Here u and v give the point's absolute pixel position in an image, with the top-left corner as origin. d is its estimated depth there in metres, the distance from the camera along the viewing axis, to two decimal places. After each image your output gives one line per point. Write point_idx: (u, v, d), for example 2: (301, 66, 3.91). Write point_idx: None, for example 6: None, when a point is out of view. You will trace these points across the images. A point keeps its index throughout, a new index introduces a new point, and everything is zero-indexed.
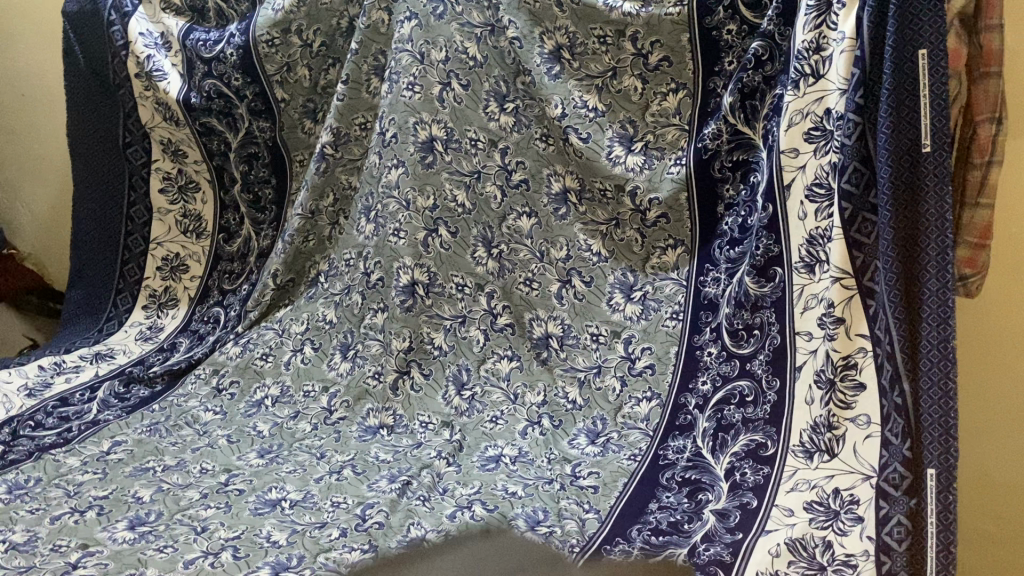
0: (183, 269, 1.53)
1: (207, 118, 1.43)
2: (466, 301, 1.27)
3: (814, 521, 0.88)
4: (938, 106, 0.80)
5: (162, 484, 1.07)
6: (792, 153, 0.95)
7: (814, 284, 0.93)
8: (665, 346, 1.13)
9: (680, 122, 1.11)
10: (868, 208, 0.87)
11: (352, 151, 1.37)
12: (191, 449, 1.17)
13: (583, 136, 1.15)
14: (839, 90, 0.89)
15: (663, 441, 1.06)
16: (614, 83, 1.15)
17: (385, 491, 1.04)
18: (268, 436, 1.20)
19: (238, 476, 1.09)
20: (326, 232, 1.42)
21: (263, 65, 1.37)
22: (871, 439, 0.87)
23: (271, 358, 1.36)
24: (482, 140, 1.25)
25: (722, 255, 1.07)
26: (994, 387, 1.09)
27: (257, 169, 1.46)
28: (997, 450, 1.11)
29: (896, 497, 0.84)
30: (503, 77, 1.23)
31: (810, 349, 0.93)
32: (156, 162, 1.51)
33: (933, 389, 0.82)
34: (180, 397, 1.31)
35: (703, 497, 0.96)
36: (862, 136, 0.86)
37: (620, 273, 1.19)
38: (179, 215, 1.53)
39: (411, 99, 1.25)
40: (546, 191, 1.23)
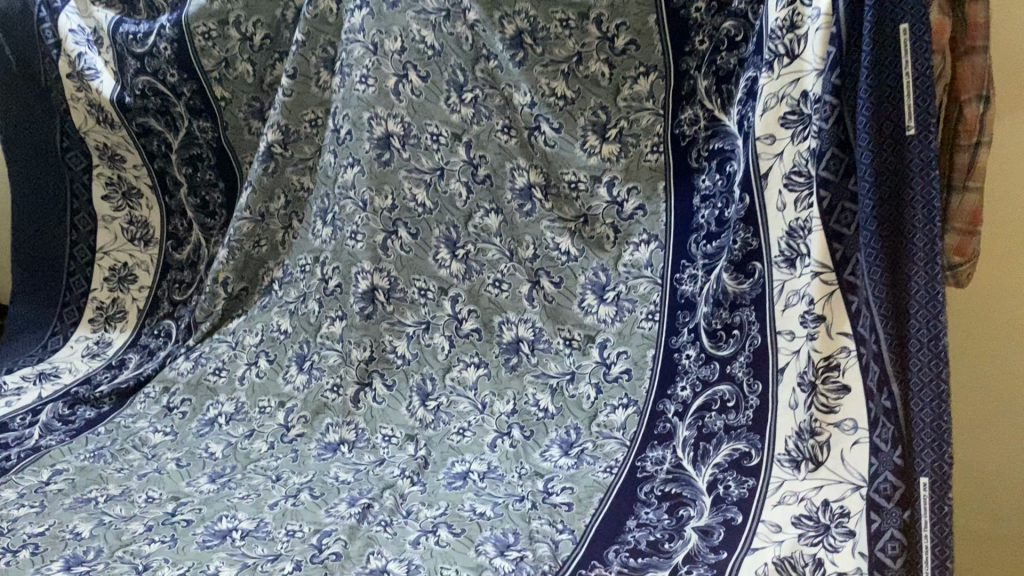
0: (131, 279, 1.45)
1: (145, 118, 1.36)
2: (429, 306, 1.20)
3: (803, 537, 0.82)
4: (922, 84, 0.73)
5: (104, 517, 0.99)
6: (769, 139, 0.87)
7: (795, 280, 0.86)
8: (641, 350, 1.06)
9: (654, 105, 1.04)
10: (848, 196, 0.80)
11: (303, 150, 1.31)
12: (138, 475, 1.09)
13: (556, 126, 1.09)
14: (814, 70, 0.82)
15: (641, 451, 0.99)
16: (580, 69, 1.07)
17: (344, 516, 0.97)
18: (221, 457, 1.12)
19: (186, 505, 1.01)
20: (278, 237, 1.36)
21: (199, 59, 1.31)
22: (858, 446, 0.81)
23: (224, 372, 1.29)
24: (444, 134, 1.17)
25: (698, 249, 1.00)
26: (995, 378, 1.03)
27: (202, 171, 1.39)
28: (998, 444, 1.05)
29: (888, 510, 0.78)
30: (461, 65, 1.14)
31: (794, 349, 0.86)
32: (97, 168, 1.42)
33: (924, 392, 0.75)
34: (127, 418, 1.22)
35: (685, 513, 0.90)
36: (840, 119, 0.79)
37: (592, 273, 1.11)
38: (125, 223, 1.44)
39: (364, 92, 1.19)
40: (509, 187, 1.15)
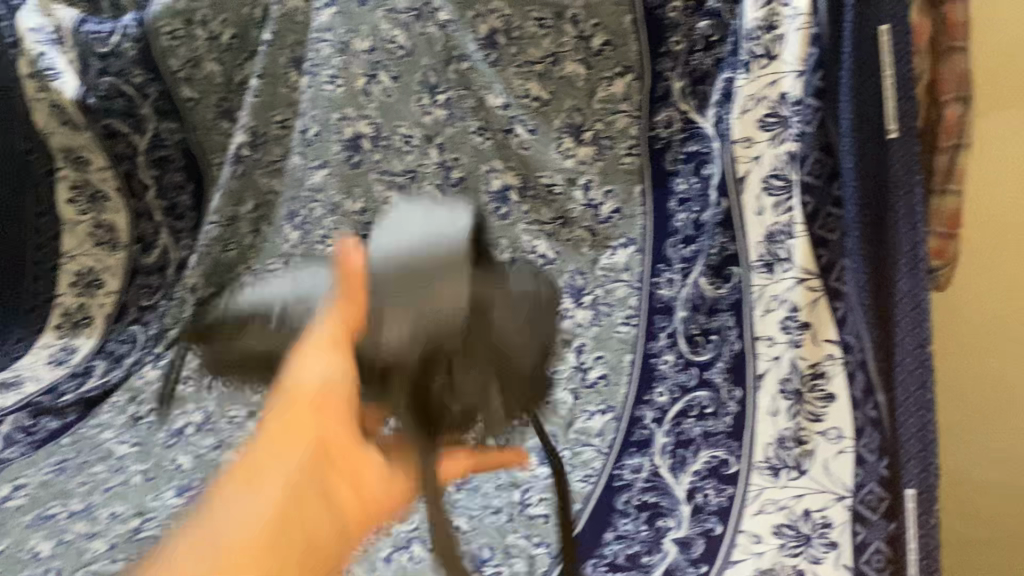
0: (98, 285, 1.35)
1: (110, 120, 1.29)
2: None
3: (784, 548, 0.80)
4: (905, 88, 0.72)
5: (65, 535, 0.97)
6: (746, 143, 0.85)
7: (776, 284, 0.85)
8: (618, 354, 1.01)
9: (630, 108, 1.02)
10: (832, 201, 0.80)
11: (271, 152, 1.26)
12: (102, 489, 1.06)
13: (530, 128, 1.07)
14: (794, 72, 0.80)
15: (619, 459, 0.93)
16: (556, 70, 1.05)
17: None
18: (189, 469, 1.10)
19: (151, 521, 0.99)
20: (245, 240, 1.27)
21: (166, 60, 1.29)
22: (843, 456, 0.81)
23: (193, 382, 1.24)
24: (416, 136, 1.15)
25: (676, 254, 0.98)
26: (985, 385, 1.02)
27: (170, 173, 1.35)
28: (991, 451, 1.04)
29: (874, 521, 0.79)
30: (433, 66, 1.11)
31: (773, 356, 0.85)
32: (60, 171, 1.31)
33: (909, 402, 0.76)
34: (92, 429, 1.19)
35: (663, 524, 0.85)
36: (823, 122, 0.78)
37: (569, 276, 1.08)
38: (91, 226, 1.34)
39: (334, 93, 1.15)
40: (485, 189, 1.12)
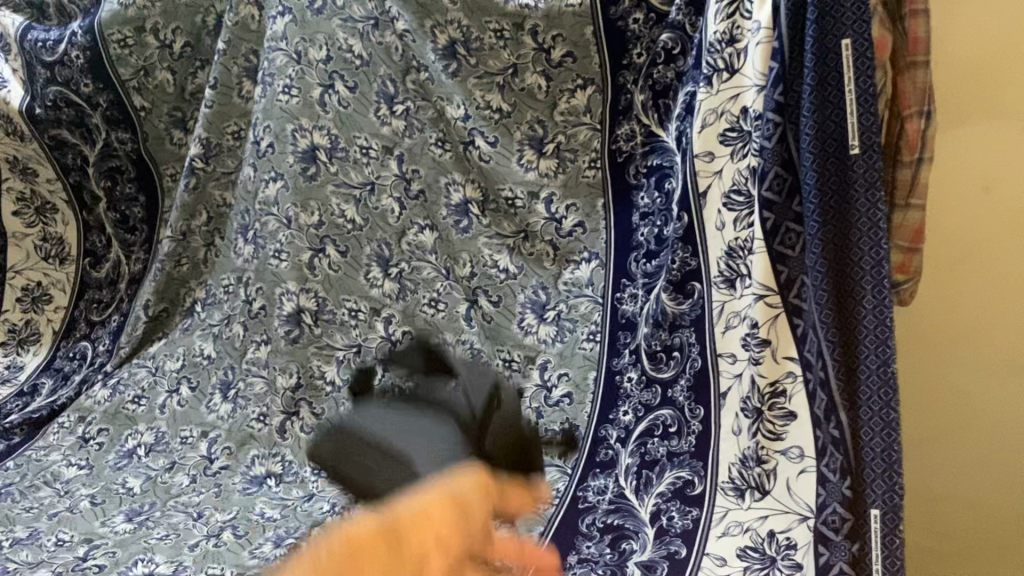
0: (45, 299, 1.33)
1: (57, 130, 1.27)
2: (361, 328, 1.14)
3: (749, 571, 0.80)
4: (866, 102, 0.71)
5: (7, 565, 0.93)
6: (707, 157, 0.84)
7: (736, 301, 0.83)
8: (582, 371, 1.03)
9: (591, 121, 1.00)
10: (791, 217, 0.77)
11: (224, 163, 1.24)
12: (48, 516, 1.02)
13: (490, 140, 1.05)
14: (756, 86, 0.78)
15: (582, 480, 0.95)
16: (516, 82, 1.02)
17: (268, 557, 0.92)
18: (140, 492, 1.07)
19: (98, 548, 0.95)
20: (201, 255, 1.29)
21: (116, 68, 1.24)
22: (805, 475, 0.78)
23: (144, 401, 1.22)
24: (375, 147, 1.12)
25: (638, 269, 0.97)
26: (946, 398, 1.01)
27: (122, 185, 1.31)
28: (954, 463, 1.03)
29: (836, 543, 0.76)
30: (391, 76, 1.09)
31: (735, 374, 0.83)
32: (6, 182, 1.31)
33: (874, 420, 0.74)
34: (39, 451, 1.15)
35: (627, 547, 0.86)
36: (783, 137, 0.75)
37: (531, 292, 1.08)
38: (38, 240, 1.33)
39: (288, 103, 1.12)
40: (445, 202, 1.11)
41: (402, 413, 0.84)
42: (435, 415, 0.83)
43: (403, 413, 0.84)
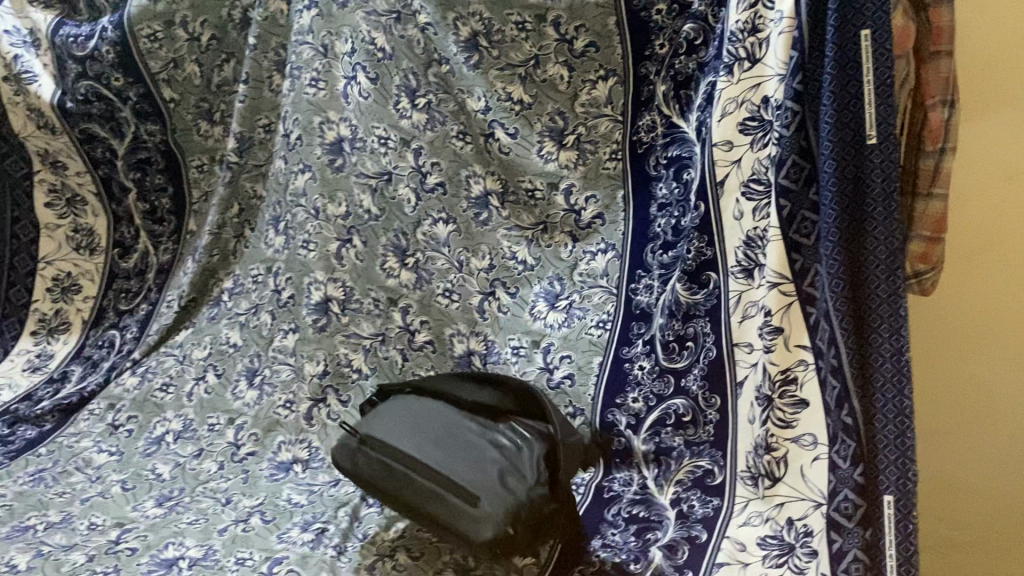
0: (75, 289, 1.37)
1: (88, 124, 1.29)
2: (382, 317, 1.17)
3: (767, 560, 0.80)
4: (884, 92, 0.71)
5: (42, 547, 0.93)
6: (726, 146, 0.84)
7: (753, 291, 0.83)
8: (587, 355, 1.03)
9: (612, 112, 1.01)
10: (808, 205, 0.77)
11: (256, 156, 1.28)
12: (81, 500, 1.04)
13: (511, 132, 1.06)
14: (777, 75, 0.79)
15: (609, 471, 0.97)
16: (538, 73, 1.04)
17: (297, 542, 0.94)
18: (169, 478, 1.09)
19: (131, 532, 0.97)
20: (231, 246, 1.33)
21: (146, 61, 1.26)
22: (818, 463, 0.79)
23: (172, 389, 1.25)
24: (392, 138, 1.13)
25: (655, 260, 0.96)
26: (957, 390, 1.00)
27: (152, 175, 1.34)
28: (962, 452, 1.02)
29: (849, 530, 0.76)
30: (413, 70, 1.10)
31: (751, 362, 0.84)
32: (39, 174, 1.33)
33: (888, 407, 0.74)
34: (71, 437, 1.18)
35: (651, 536, 0.88)
36: (802, 126, 0.76)
37: (546, 282, 1.08)
38: (70, 231, 1.36)
39: (315, 95, 1.15)
40: (465, 195, 1.12)
41: (454, 437, 0.93)
42: (480, 449, 0.91)
43: (444, 442, 0.92)
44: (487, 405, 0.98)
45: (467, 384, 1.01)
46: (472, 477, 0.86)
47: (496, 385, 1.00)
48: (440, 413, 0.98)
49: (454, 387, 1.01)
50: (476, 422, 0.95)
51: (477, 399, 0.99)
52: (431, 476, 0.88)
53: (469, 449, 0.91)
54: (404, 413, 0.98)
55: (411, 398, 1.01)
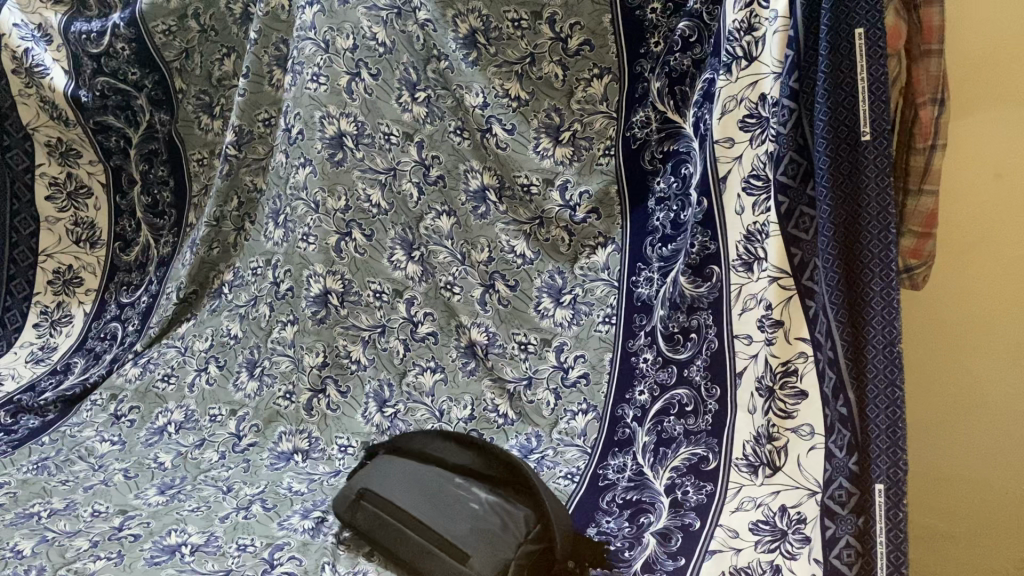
0: (77, 282, 1.40)
1: (102, 117, 1.32)
2: (384, 309, 1.18)
3: (761, 545, 0.81)
4: (877, 89, 0.72)
5: (46, 533, 0.95)
6: (727, 143, 0.86)
7: (752, 284, 0.84)
8: (598, 353, 1.07)
9: (608, 108, 1.04)
10: (806, 200, 0.78)
11: (256, 150, 1.29)
12: (84, 488, 1.05)
13: (507, 128, 1.08)
14: (774, 74, 0.80)
15: (603, 459, 1.00)
16: (534, 70, 1.07)
17: (297, 529, 0.95)
18: (171, 467, 1.11)
19: (134, 519, 0.98)
20: (231, 239, 1.34)
21: (161, 52, 1.29)
22: (815, 452, 0.79)
23: (174, 379, 1.28)
24: (396, 133, 1.15)
25: (654, 253, 0.99)
26: (958, 385, 1.00)
27: (156, 168, 1.36)
28: (960, 447, 1.02)
29: (842, 516, 0.77)
30: (413, 64, 1.12)
31: (751, 354, 0.84)
32: (42, 167, 1.36)
33: (880, 397, 0.73)
34: (74, 427, 1.20)
35: (645, 519, 0.90)
36: (798, 123, 0.78)
37: (547, 276, 1.11)
38: (70, 224, 1.39)
39: (316, 91, 1.15)
40: (463, 188, 1.14)
41: (444, 500, 0.89)
42: (462, 509, 0.87)
43: (436, 500, 0.89)
44: (477, 474, 0.94)
45: (449, 444, 0.98)
46: (464, 532, 0.84)
47: (481, 452, 0.95)
48: (431, 481, 0.92)
49: (441, 450, 0.98)
50: (463, 484, 0.91)
51: (469, 465, 0.95)
52: (419, 529, 0.87)
53: (451, 501, 0.88)
54: (397, 481, 0.93)
55: (395, 460, 0.98)
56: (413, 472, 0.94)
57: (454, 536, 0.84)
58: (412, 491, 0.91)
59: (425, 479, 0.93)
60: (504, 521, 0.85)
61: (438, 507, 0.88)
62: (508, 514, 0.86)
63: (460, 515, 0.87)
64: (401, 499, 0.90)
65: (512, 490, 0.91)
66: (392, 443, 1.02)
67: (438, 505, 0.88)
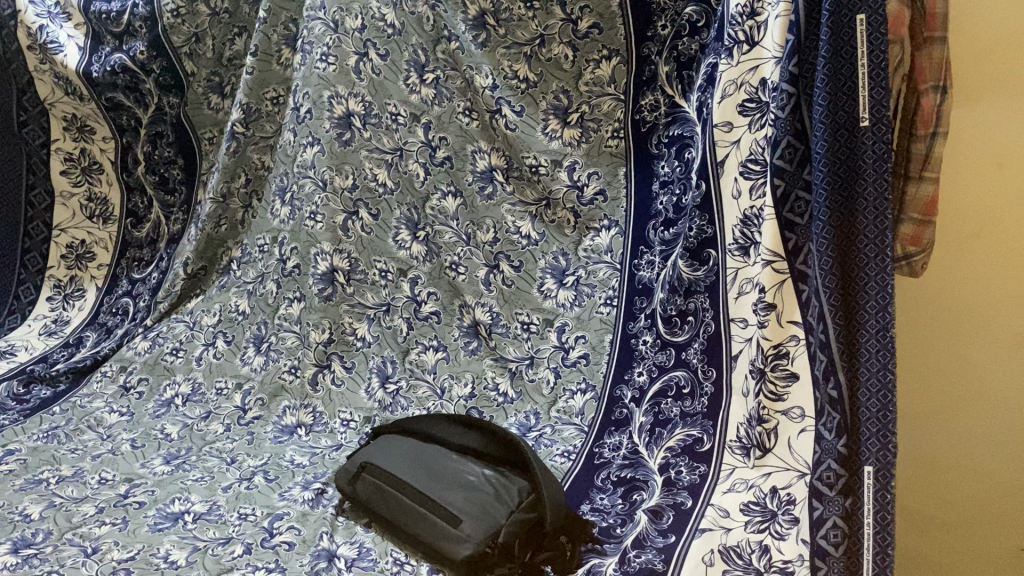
0: (89, 257, 1.43)
1: (114, 94, 1.33)
2: (389, 288, 1.20)
3: (750, 525, 0.80)
4: (877, 76, 0.72)
5: (54, 499, 0.97)
6: (726, 127, 0.86)
7: (749, 268, 0.84)
8: (599, 334, 1.08)
9: (616, 91, 1.05)
10: (802, 185, 0.78)
11: (264, 128, 1.31)
12: (92, 456, 1.08)
13: (517, 110, 1.10)
14: (774, 58, 0.80)
15: (599, 437, 1.02)
16: (542, 52, 1.07)
17: (297, 500, 0.97)
18: (177, 438, 1.13)
19: (139, 487, 1.00)
20: (239, 215, 1.36)
21: (170, 36, 1.30)
22: (805, 434, 0.80)
23: (182, 353, 1.30)
24: (403, 114, 1.16)
25: (656, 236, 1.00)
26: (960, 372, 1.00)
27: (161, 148, 1.38)
28: (957, 435, 1.02)
29: (830, 497, 0.77)
30: (422, 45, 1.13)
31: (746, 338, 0.85)
32: (56, 143, 1.38)
33: (871, 382, 0.74)
34: (84, 398, 1.23)
35: (638, 497, 0.91)
36: (797, 108, 0.78)
37: (552, 257, 1.12)
38: (84, 199, 1.42)
39: (325, 71, 1.16)
40: (471, 169, 1.15)
41: (442, 472, 0.91)
42: (459, 480, 0.89)
43: (434, 471, 0.91)
44: (476, 452, 0.95)
45: (451, 425, 0.99)
46: (457, 500, 0.86)
47: (481, 431, 0.97)
48: (430, 455, 0.94)
49: (442, 429, 0.99)
50: (461, 459, 0.93)
51: (469, 444, 0.96)
52: (415, 496, 0.89)
53: (449, 472, 0.90)
54: (398, 454, 0.95)
55: (398, 436, 1.00)
56: (414, 447, 0.96)
57: (447, 504, 0.86)
58: (411, 463, 0.93)
59: (424, 453, 0.94)
60: (499, 493, 0.87)
61: (434, 477, 0.90)
62: (503, 487, 0.88)
63: (456, 486, 0.88)
64: (399, 469, 0.92)
65: (509, 468, 0.92)
66: (395, 422, 1.03)
67: (435, 476, 0.90)
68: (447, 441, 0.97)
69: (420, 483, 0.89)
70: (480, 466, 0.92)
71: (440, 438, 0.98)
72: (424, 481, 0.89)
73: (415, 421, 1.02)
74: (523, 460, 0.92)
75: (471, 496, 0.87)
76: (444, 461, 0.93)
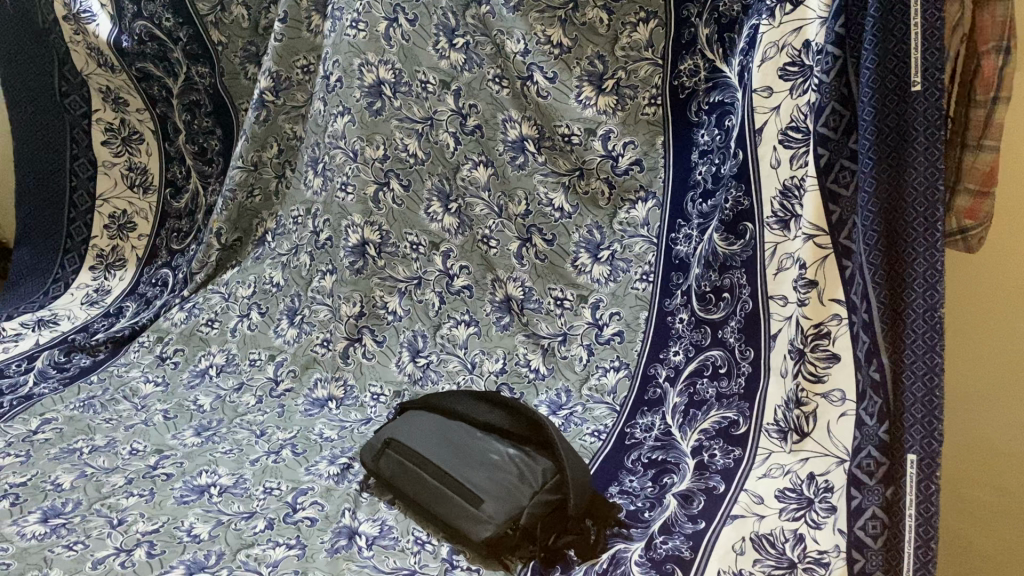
0: (130, 227, 1.44)
1: (143, 63, 1.33)
2: (421, 261, 1.19)
3: (785, 513, 0.75)
4: (932, 35, 0.66)
5: (85, 468, 0.98)
6: (766, 92, 0.81)
7: (790, 242, 0.79)
8: (634, 311, 1.04)
9: (653, 55, 1.00)
10: (847, 154, 0.73)
11: (295, 97, 1.30)
12: (125, 427, 1.08)
13: (549, 76, 1.05)
14: (819, 18, 0.75)
15: (631, 418, 0.99)
16: (577, 16, 1.03)
17: (322, 474, 0.97)
18: (209, 410, 1.14)
19: (168, 458, 1.01)
20: (272, 186, 1.37)
21: (196, 4, 1.30)
22: (846, 419, 0.74)
23: (217, 324, 1.31)
24: (432, 81, 1.13)
25: (694, 209, 0.95)
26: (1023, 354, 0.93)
27: (200, 118, 1.38)
28: (1016, 420, 0.96)
29: (869, 487, 0.72)
30: (452, 10, 1.10)
31: (786, 316, 0.80)
32: (97, 113, 1.39)
33: (917, 364, 0.69)
34: (121, 368, 1.24)
35: (668, 480, 0.87)
36: (842, 71, 0.72)
37: (586, 231, 1.08)
38: (125, 169, 1.42)
39: (355, 37, 1.15)
40: (502, 138, 1.11)
41: (464, 451, 0.89)
42: (482, 460, 0.87)
43: (457, 450, 0.89)
44: (500, 431, 0.93)
45: (477, 403, 0.97)
46: (479, 479, 0.84)
47: (507, 409, 0.95)
48: (454, 433, 0.92)
49: (469, 407, 0.97)
50: (486, 438, 0.91)
51: (494, 422, 0.94)
52: (437, 474, 0.87)
53: (472, 451, 0.88)
54: (422, 431, 0.93)
55: (423, 413, 0.98)
56: (438, 423, 0.94)
57: (469, 483, 0.84)
58: (434, 440, 0.91)
59: (448, 431, 0.92)
60: (522, 472, 0.85)
61: (457, 455, 0.88)
62: (527, 466, 0.85)
63: (478, 464, 0.86)
64: (421, 446, 0.90)
65: (534, 447, 0.90)
66: (421, 399, 1.01)
67: (458, 454, 0.88)
68: (472, 419, 0.95)
69: (442, 461, 0.87)
70: (504, 445, 0.89)
71: (464, 417, 0.96)
72: (447, 460, 0.87)
73: (441, 399, 1.00)
74: (548, 440, 0.89)
75: (493, 475, 0.84)
76: (468, 438, 0.91)
